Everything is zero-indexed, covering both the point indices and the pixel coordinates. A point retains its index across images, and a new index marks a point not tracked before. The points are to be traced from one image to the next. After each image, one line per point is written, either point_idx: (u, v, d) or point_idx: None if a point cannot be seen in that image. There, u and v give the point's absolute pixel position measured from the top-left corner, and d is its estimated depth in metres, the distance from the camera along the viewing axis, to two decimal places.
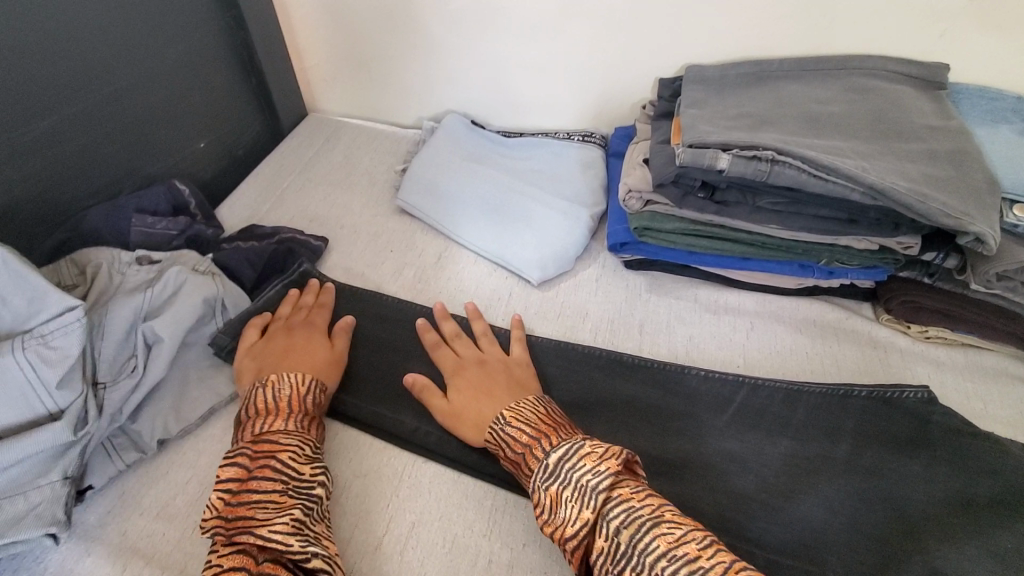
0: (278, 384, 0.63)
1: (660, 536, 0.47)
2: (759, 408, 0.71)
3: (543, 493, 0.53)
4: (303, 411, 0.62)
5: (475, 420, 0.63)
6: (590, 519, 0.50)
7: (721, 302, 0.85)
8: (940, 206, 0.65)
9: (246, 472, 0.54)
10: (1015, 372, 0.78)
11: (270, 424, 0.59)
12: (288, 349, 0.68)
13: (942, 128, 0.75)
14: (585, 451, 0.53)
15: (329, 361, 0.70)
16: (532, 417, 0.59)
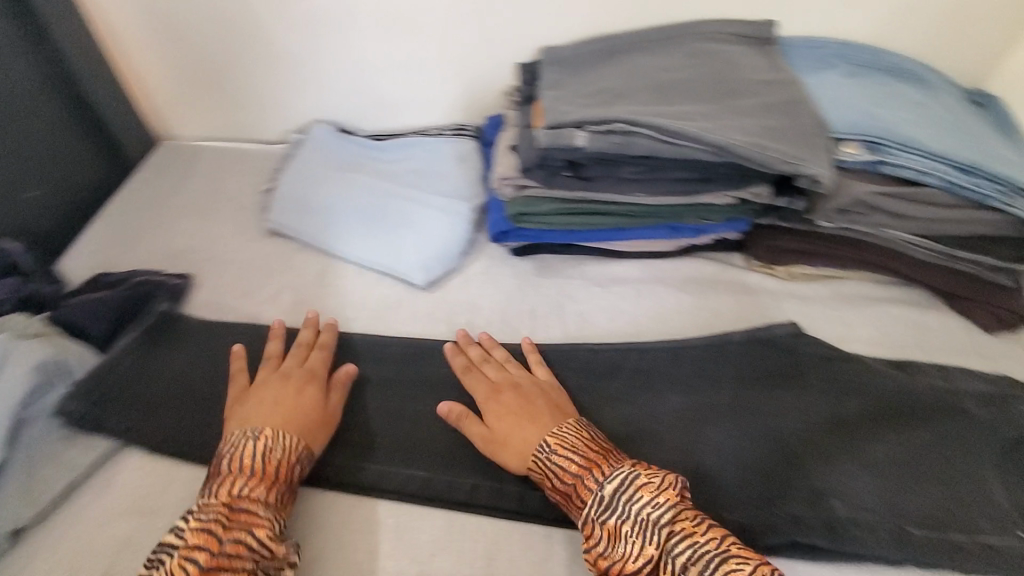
0: (270, 444, 0.58)
1: (730, 572, 0.49)
2: (648, 369, 0.75)
3: (598, 527, 0.54)
4: (286, 479, 0.58)
5: (520, 447, 0.62)
6: (653, 553, 0.51)
7: (607, 274, 0.87)
8: (777, 154, 0.69)
9: (219, 545, 0.51)
10: (866, 295, 0.87)
11: (253, 488, 0.55)
12: (280, 405, 0.63)
13: (772, 82, 0.80)
14: (641, 481, 0.54)
15: (321, 422, 0.64)
16: (579, 445, 0.59)
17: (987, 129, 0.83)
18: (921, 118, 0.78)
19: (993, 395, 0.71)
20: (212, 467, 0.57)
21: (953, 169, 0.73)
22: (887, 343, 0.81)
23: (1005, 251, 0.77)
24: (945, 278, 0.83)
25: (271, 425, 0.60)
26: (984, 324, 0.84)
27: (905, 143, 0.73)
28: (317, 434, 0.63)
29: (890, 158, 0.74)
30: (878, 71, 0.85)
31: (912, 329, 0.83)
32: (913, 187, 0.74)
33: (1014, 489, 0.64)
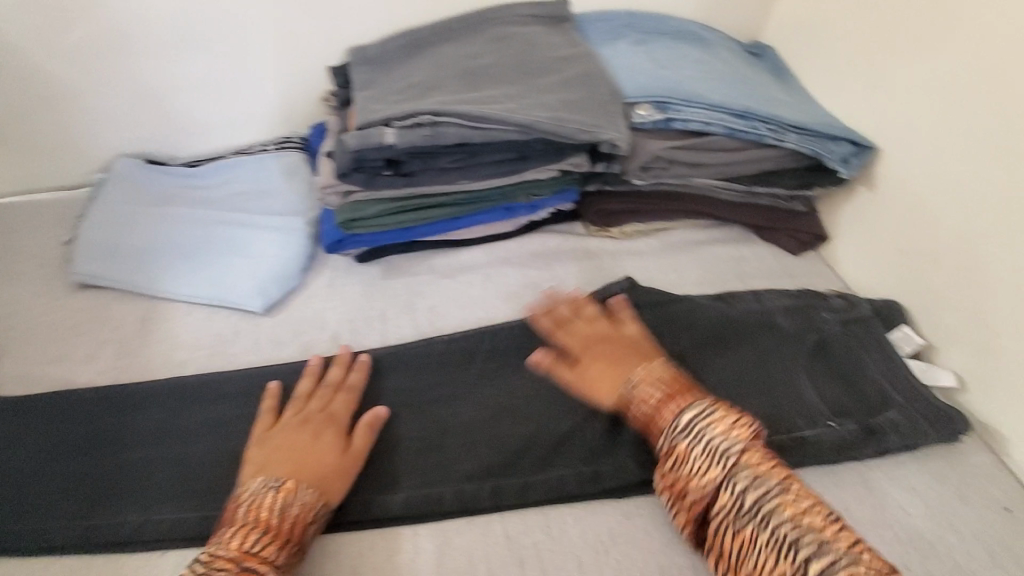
0: (290, 497, 0.56)
1: (785, 504, 0.54)
2: (504, 347, 0.76)
3: (673, 447, 0.59)
4: (298, 540, 0.55)
5: (610, 388, 0.66)
6: (717, 478, 0.56)
7: (454, 264, 0.88)
8: (575, 125, 0.74)
9: None
10: (691, 240, 0.96)
11: (262, 547, 0.53)
12: (326, 448, 0.62)
13: (569, 58, 0.85)
14: (717, 418, 0.58)
15: (343, 470, 0.61)
16: (659, 379, 0.63)
17: (761, 76, 0.93)
18: (703, 75, 0.86)
19: (799, 310, 0.80)
20: (231, 515, 0.56)
21: (731, 116, 0.81)
22: (712, 280, 0.90)
23: (788, 180, 0.88)
24: (751, 213, 0.94)
25: (291, 475, 0.58)
26: (789, 248, 0.94)
27: (687, 98, 0.80)
28: (342, 482, 0.60)
29: (678, 114, 0.80)
30: (664, 35, 0.92)
31: (731, 263, 0.93)
32: (701, 138, 0.82)
33: (818, 384, 0.74)
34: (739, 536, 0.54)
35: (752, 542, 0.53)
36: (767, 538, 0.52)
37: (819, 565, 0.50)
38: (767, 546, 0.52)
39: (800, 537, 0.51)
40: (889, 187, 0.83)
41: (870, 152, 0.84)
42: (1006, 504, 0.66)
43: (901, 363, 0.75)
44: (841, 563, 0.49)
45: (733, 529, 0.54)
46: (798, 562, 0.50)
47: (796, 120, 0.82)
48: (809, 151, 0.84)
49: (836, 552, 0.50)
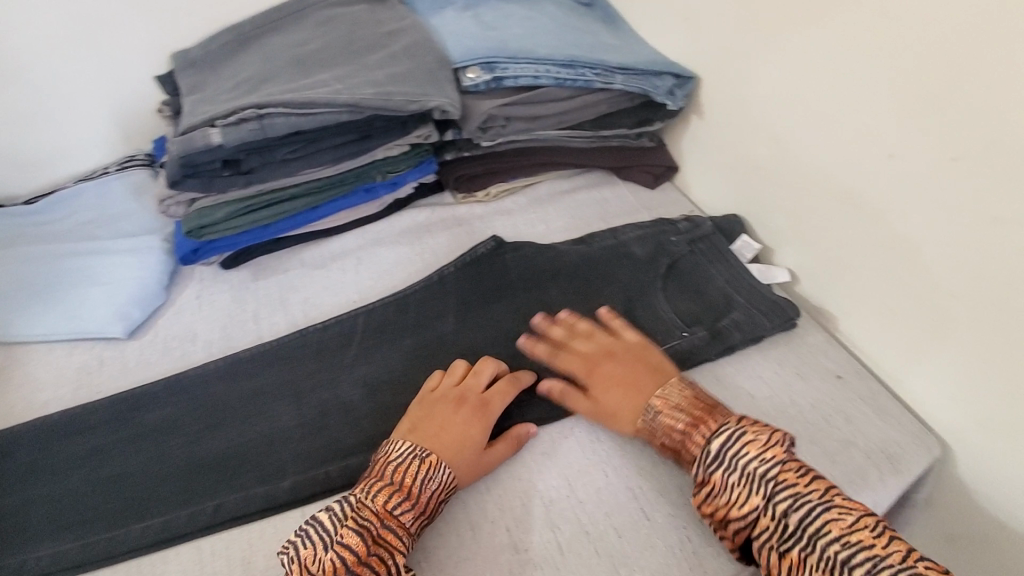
0: (433, 473, 0.60)
1: (831, 523, 0.53)
2: (380, 324, 0.79)
3: (708, 477, 0.59)
4: (429, 514, 0.59)
5: (629, 412, 0.67)
6: (758, 503, 0.56)
7: (325, 254, 0.89)
8: (402, 96, 0.75)
9: (360, 557, 0.53)
10: (556, 191, 1.00)
11: (403, 512, 0.56)
12: (469, 437, 0.64)
13: (395, 32, 0.86)
14: (749, 439, 0.58)
15: (475, 460, 0.63)
16: (682, 403, 0.64)
17: (590, 25, 0.97)
18: (530, 31, 0.89)
19: (651, 238, 0.87)
20: (378, 466, 0.60)
21: (557, 67, 0.85)
22: (578, 225, 0.95)
23: (625, 120, 0.94)
24: (604, 154, 0.99)
25: (435, 452, 0.61)
26: (645, 182, 1.00)
27: (512, 55, 0.82)
28: (474, 472, 0.63)
29: (507, 72, 0.83)
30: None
31: (594, 206, 0.97)
32: (534, 92, 0.85)
33: (672, 299, 0.81)
34: (786, 559, 0.54)
35: (802, 565, 0.53)
36: (816, 561, 0.52)
37: None
38: (814, 569, 0.52)
39: (853, 556, 0.51)
40: (714, 111, 0.90)
41: (692, 82, 0.90)
42: (837, 373, 0.75)
43: (743, 269, 0.83)
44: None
45: (779, 552, 0.54)
46: None
47: (619, 61, 0.86)
48: (637, 89, 0.89)
49: (890, 571, 0.50)
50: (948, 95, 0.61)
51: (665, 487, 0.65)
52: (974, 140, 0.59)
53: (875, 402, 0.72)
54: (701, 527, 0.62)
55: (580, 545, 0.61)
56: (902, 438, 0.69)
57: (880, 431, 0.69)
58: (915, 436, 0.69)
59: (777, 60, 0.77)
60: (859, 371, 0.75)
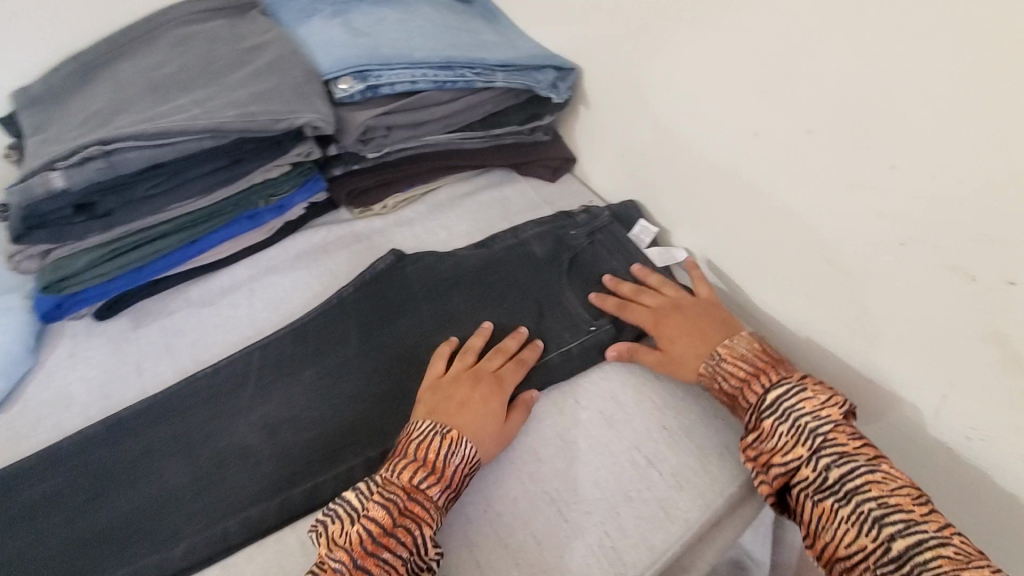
0: (457, 446, 0.61)
1: (873, 484, 0.56)
2: (277, 358, 0.74)
3: (759, 423, 0.62)
4: (455, 487, 0.60)
5: (692, 360, 0.71)
6: (805, 454, 0.59)
7: (213, 290, 0.83)
8: (266, 116, 0.70)
9: (387, 527, 0.55)
10: (457, 194, 0.98)
11: (429, 485, 0.58)
12: (488, 411, 0.66)
13: (258, 47, 0.81)
14: (807, 396, 0.61)
15: (496, 433, 0.65)
16: (749, 354, 0.67)
17: (469, 22, 0.95)
18: (404, 34, 0.86)
19: (550, 234, 0.87)
20: (404, 442, 0.62)
21: (434, 69, 0.83)
22: (480, 228, 0.93)
23: (514, 117, 0.93)
24: (500, 153, 0.97)
25: (457, 427, 0.63)
26: (545, 176, 1.00)
27: (385, 62, 0.79)
28: (495, 444, 0.65)
29: (381, 80, 0.80)
30: (361, 3, 0.91)
31: (496, 206, 0.96)
32: (414, 97, 0.82)
33: (577, 294, 0.81)
34: (820, 508, 0.57)
35: (833, 515, 0.56)
36: (849, 514, 0.56)
37: (905, 543, 0.53)
38: (847, 522, 0.55)
39: (889, 516, 0.54)
40: (599, 100, 0.90)
41: (574, 73, 0.90)
42: None
43: (641, 256, 0.84)
44: (927, 543, 0.53)
45: (815, 501, 0.58)
46: (879, 538, 0.54)
47: (498, 59, 0.85)
48: (520, 86, 0.88)
49: (924, 536, 0.53)
50: (795, 70, 0.61)
51: (582, 486, 0.64)
52: (822, 112, 0.60)
53: None
54: (618, 520, 0.62)
55: (500, 560, 0.59)
56: None
57: None
58: None
59: (647, 48, 0.78)
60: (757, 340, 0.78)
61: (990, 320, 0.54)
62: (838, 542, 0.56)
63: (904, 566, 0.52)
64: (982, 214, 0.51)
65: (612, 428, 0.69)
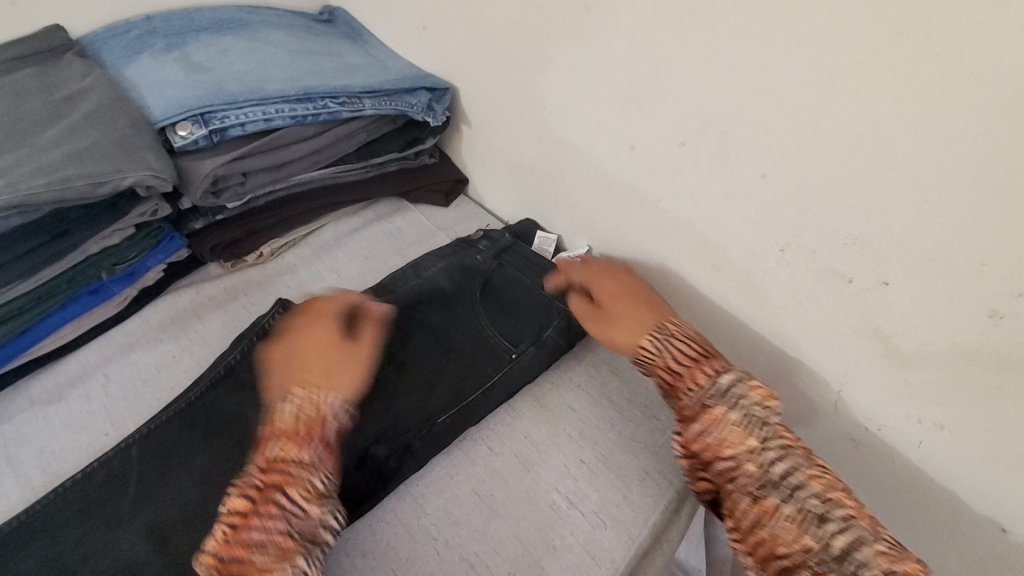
0: (301, 401, 0.58)
1: (814, 478, 0.52)
2: (159, 449, 0.64)
3: (706, 407, 0.57)
4: (318, 437, 0.56)
5: (633, 327, 0.66)
6: (752, 444, 0.54)
7: (61, 381, 0.71)
8: (84, 180, 0.60)
9: (249, 506, 0.51)
10: (344, 231, 0.90)
11: (285, 449, 0.54)
12: (333, 356, 0.63)
13: (76, 95, 0.69)
14: (751, 385, 0.58)
15: (338, 368, 0.62)
16: (691, 337, 0.64)
17: (330, 45, 0.88)
18: (254, 65, 0.78)
19: (455, 265, 0.81)
20: (258, 434, 0.58)
21: (291, 103, 0.75)
22: (372, 266, 0.86)
23: (393, 143, 0.86)
24: (385, 182, 0.90)
25: (303, 386, 0.59)
26: (437, 202, 0.95)
27: (230, 100, 0.71)
28: (337, 376, 0.61)
29: (228, 121, 0.70)
30: (200, 32, 0.82)
31: (387, 240, 0.89)
32: (270, 136, 0.74)
33: (494, 322, 0.76)
34: (761, 505, 0.51)
35: (774, 513, 0.51)
36: (793, 511, 0.50)
37: (845, 541, 0.48)
38: (790, 519, 0.50)
39: (828, 511, 0.50)
40: (480, 120, 0.86)
41: (449, 94, 0.85)
42: None
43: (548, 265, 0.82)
44: (862, 538, 0.48)
45: (754, 497, 0.52)
46: (821, 535, 0.49)
47: (363, 85, 0.79)
48: (392, 111, 0.82)
49: (860, 531, 0.49)
50: (659, 82, 0.59)
51: (502, 543, 0.60)
52: (690, 125, 0.59)
53: None
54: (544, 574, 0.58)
55: None
56: None
57: None
58: None
59: (518, 65, 0.74)
60: None
61: (868, 320, 0.55)
62: (779, 541, 0.50)
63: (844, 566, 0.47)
64: (850, 219, 0.51)
65: (529, 470, 0.66)
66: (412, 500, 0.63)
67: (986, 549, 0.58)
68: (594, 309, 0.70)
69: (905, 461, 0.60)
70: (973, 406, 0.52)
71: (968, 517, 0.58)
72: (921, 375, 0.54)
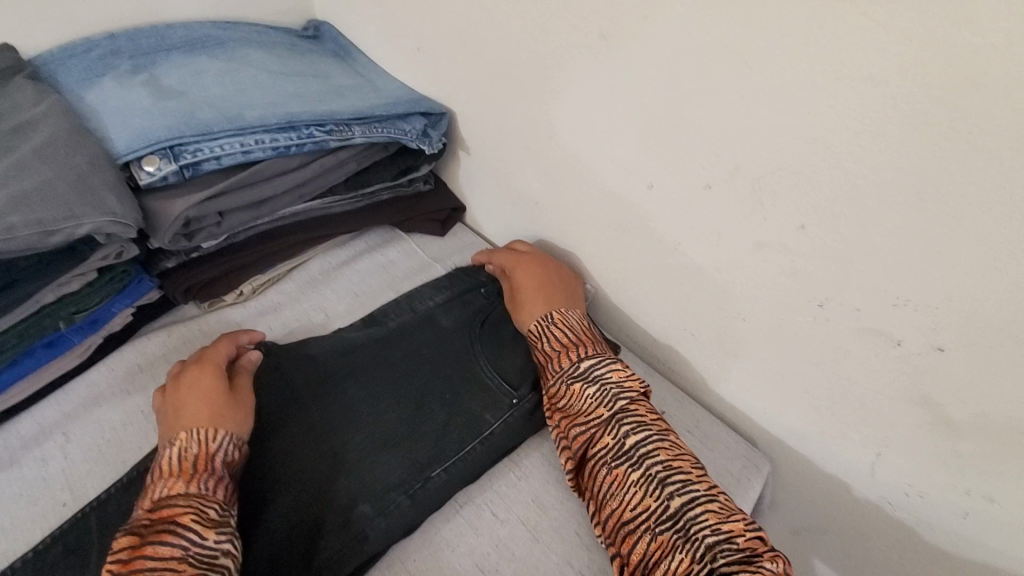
0: (186, 438, 0.55)
1: (661, 448, 0.56)
2: (123, 522, 0.57)
3: (568, 385, 0.63)
4: (209, 470, 0.53)
5: (526, 310, 0.71)
6: (605, 415, 0.59)
7: (12, 442, 0.64)
8: (32, 228, 0.53)
9: (139, 541, 0.47)
10: (333, 264, 0.83)
11: (172, 485, 0.51)
12: (206, 387, 0.59)
13: (27, 124, 0.61)
14: (616, 367, 0.63)
15: (224, 405, 0.58)
16: (575, 325, 0.68)
17: (316, 64, 0.81)
18: (231, 88, 0.71)
19: (453, 299, 0.76)
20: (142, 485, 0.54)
21: (272, 132, 0.68)
22: (361, 302, 0.79)
23: (385, 172, 0.80)
24: (377, 212, 0.84)
25: (184, 425, 0.56)
26: (433, 231, 0.88)
27: (203, 131, 0.64)
28: (221, 408, 0.58)
29: (201, 155, 0.64)
30: (171, 51, 0.75)
31: (380, 275, 0.83)
32: (249, 169, 0.67)
33: (497, 367, 0.70)
34: (612, 474, 0.56)
35: (623, 481, 0.55)
36: (637, 477, 0.55)
37: (680, 502, 0.52)
38: (635, 484, 0.54)
39: (669, 476, 0.54)
40: (478, 146, 0.80)
41: (445, 118, 0.79)
42: (661, 408, 0.70)
43: None
44: (698, 499, 0.52)
45: (609, 468, 0.57)
46: (661, 497, 0.53)
47: (352, 111, 0.72)
48: (384, 138, 0.75)
49: (696, 493, 0.53)
50: (681, 117, 0.54)
51: None
52: (716, 166, 0.53)
53: (703, 431, 0.68)
54: None
55: None
56: (733, 465, 0.66)
57: (712, 463, 0.65)
58: (743, 459, 0.66)
59: (521, 90, 0.68)
60: (681, 401, 0.71)
61: (915, 384, 0.50)
62: (624, 506, 0.54)
63: (679, 524, 0.51)
64: (903, 278, 0.46)
65: (539, 541, 0.60)
66: None
67: None
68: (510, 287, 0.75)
69: (949, 529, 0.56)
70: None
71: None
72: (974, 446, 0.49)
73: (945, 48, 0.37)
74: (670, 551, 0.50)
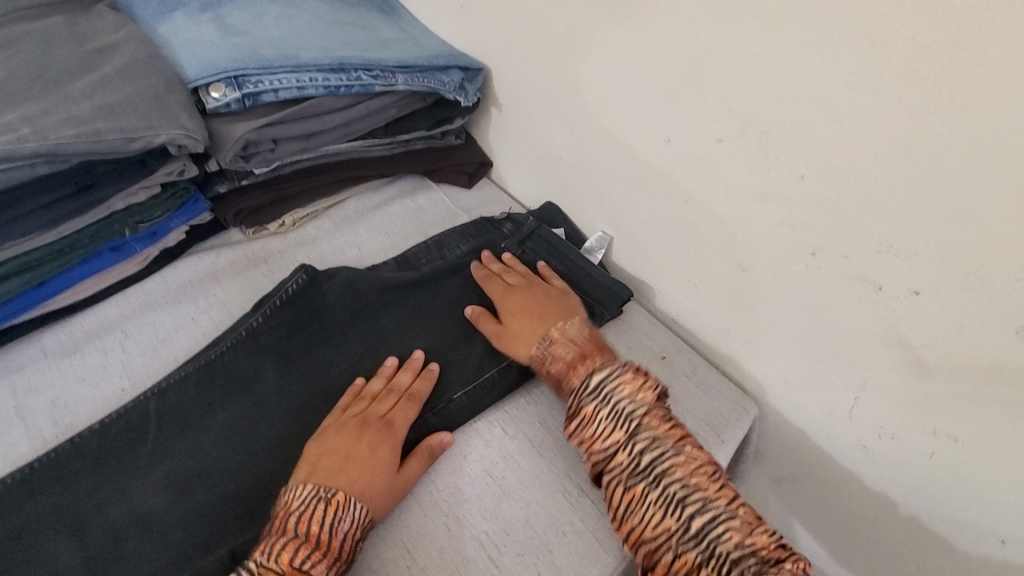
0: (347, 515, 0.54)
1: (678, 465, 0.56)
2: (178, 407, 0.64)
3: (581, 407, 0.61)
4: (344, 559, 0.53)
5: (522, 338, 0.69)
6: (620, 437, 0.58)
7: (77, 335, 0.71)
8: (116, 134, 0.59)
9: None
10: (367, 205, 0.90)
11: (313, 562, 0.51)
12: (381, 462, 0.59)
13: (108, 47, 0.68)
14: (626, 379, 0.61)
15: (391, 489, 0.58)
16: (576, 338, 0.67)
17: (364, 16, 0.87)
18: (289, 32, 0.77)
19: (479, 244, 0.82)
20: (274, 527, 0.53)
21: (324, 72, 0.74)
22: (392, 242, 0.85)
23: (421, 121, 0.86)
24: (411, 159, 0.90)
25: (348, 490, 0.56)
26: (461, 183, 0.94)
27: (264, 65, 0.70)
28: (387, 493, 0.58)
29: (262, 86, 0.70)
30: None
31: (410, 218, 0.89)
32: (301, 105, 0.73)
33: None
34: (630, 492, 0.57)
35: (643, 499, 0.56)
36: (656, 496, 0.55)
37: (701, 521, 0.53)
38: (654, 503, 0.55)
39: (687, 494, 0.55)
40: (510, 102, 0.85)
41: (481, 74, 0.85)
42: (662, 353, 0.76)
43: (574, 254, 0.81)
44: (719, 517, 0.53)
45: (626, 486, 0.57)
46: (681, 518, 0.54)
47: (397, 59, 0.78)
48: (423, 88, 0.81)
49: (716, 510, 0.54)
50: (700, 76, 0.59)
51: (513, 525, 0.61)
52: (730, 121, 0.58)
53: (698, 376, 0.74)
54: (551, 557, 0.59)
55: None
56: (725, 407, 0.71)
57: (705, 403, 0.71)
58: (733, 402, 0.72)
59: (554, 48, 0.73)
60: (681, 349, 0.77)
61: (892, 327, 0.55)
62: (645, 525, 0.55)
63: (702, 542, 0.52)
64: (888, 227, 0.51)
65: (542, 456, 0.66)
66: (429, 476, 0.63)
67: (982, 557, 0.60)
68: (498, 326, 0.72)
69: (912, 470, 0.62)
70: (987, 421, 0.53)
71: (971, 527, 0.60)
72: (942, 385, 0.54)
73: (939, 11, 0.42)
74: (693, 569, 0.52)
